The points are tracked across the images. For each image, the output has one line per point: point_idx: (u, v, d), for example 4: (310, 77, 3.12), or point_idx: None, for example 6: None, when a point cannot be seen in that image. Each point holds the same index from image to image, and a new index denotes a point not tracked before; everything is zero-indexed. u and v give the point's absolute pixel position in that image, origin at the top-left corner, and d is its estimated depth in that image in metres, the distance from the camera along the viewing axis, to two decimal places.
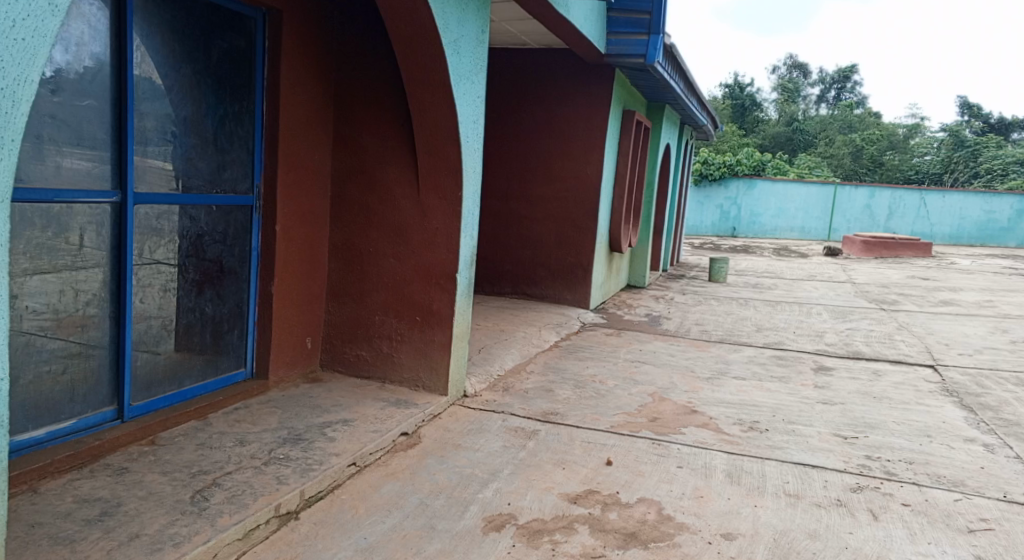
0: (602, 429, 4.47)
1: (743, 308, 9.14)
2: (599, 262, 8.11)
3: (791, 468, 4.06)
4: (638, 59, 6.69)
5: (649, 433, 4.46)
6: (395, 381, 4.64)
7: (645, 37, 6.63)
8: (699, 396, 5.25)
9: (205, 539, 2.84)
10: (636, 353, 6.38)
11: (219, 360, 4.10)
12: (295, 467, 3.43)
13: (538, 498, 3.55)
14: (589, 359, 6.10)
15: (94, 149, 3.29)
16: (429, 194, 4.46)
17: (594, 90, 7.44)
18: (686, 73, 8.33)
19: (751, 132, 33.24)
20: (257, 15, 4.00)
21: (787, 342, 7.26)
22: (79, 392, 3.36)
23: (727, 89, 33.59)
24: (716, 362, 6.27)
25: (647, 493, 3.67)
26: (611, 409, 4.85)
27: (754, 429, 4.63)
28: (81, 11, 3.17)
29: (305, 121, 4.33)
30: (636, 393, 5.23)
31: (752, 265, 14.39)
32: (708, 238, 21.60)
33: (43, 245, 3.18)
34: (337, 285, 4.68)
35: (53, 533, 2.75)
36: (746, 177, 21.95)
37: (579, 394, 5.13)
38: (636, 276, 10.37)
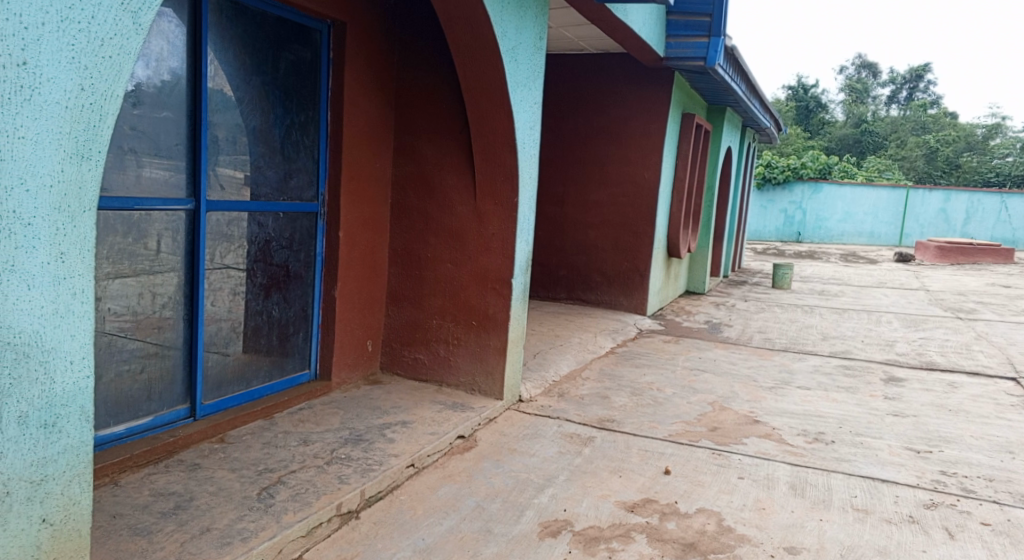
0: (660, 437, 4.48)
1: (808, 315, 8.99)
2: (657, 267, 8.08)
3: (859, 482, 4.01)
4: (698, 62, 6.67)
5: (709, 442, 4.45)
6: (451, 384, 4.72)
7: (705, 40, 6.60)
8: (761, 406, 5.21)
9: (271, 534, 2.94)
10: (695, 361, 6.35)
11: (285, 362, 4.24)
12: (356, 467, 3.53)
13: (594, 506, 3.58)
14: (647, 366, 6.10)
15: (170, 159, 3.44)
16: (486, 200, 4.54)
17: (652, 95, 7.44)
18: (749, 75, 8.24)
19: (816, 135, 32.62)
20: (322, 27, 4.14)
21: (854, 351, 7.13)
22: (155, 390, 3.52)
23: (792, 91, 33.12)
24: (779, 371, 6.20)
25: (706, 504, 3.67)
26: (668, 417, 4.85)
27: (819, 441, 4.58)
28: (161, 27, 3.32)
29: (367, 130, 4.46)
30: (695, 402, 5.21)
31: (818, 271, 14.11)
32: (771, 243, 21.28)
33: (124, 250, 3.33)
34: (396, 289, 4.80)
35: (132, 524, 2.89)
36: (811, 182, 21.60)
37: (635, 401, 5.14)
38: (696, 282, 10.30)
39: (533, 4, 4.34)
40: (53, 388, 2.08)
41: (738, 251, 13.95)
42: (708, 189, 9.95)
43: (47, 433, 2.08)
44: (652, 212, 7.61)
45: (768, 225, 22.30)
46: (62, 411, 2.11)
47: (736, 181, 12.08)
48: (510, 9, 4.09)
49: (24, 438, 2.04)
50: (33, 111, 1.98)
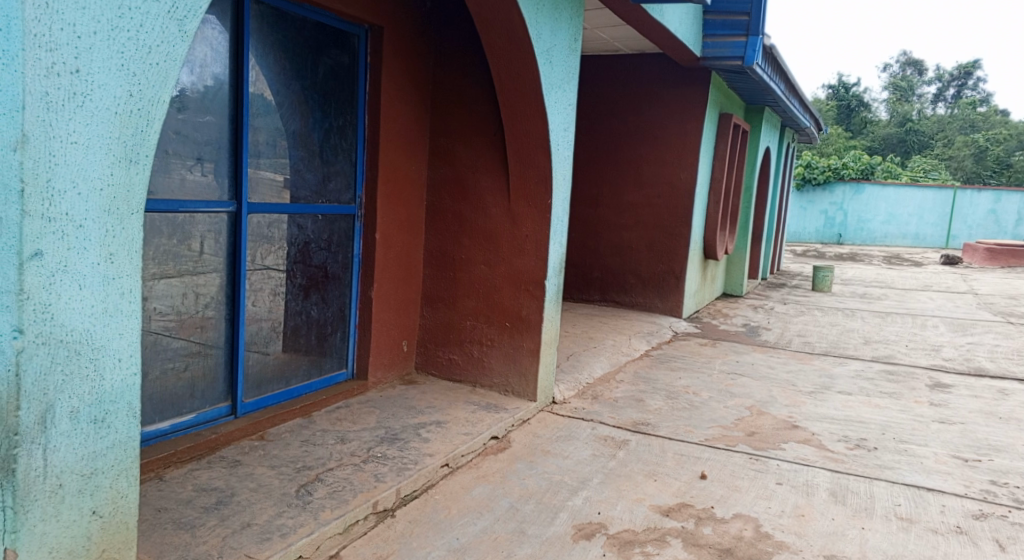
0: (696, 441, 4.47)
1: (850, 319, 8.88)
2: (694, 270, 8.05)
3: (903, 490, 3.96)
4: (736, 61, 6.63)
5: (747, 447, 4.43)
6: (485, 385, 4.76)
7: (743, 39, 6.55)
8: (800, 411, 5.17)
9: (309, 531, 2.99)
10: (732, 365, 6.31)
11: (323, 361, 4.32)
12: (392, 466, 3.58)
13: (629, 509, 3.59)
14: (682, 370, 6.08)
15: (213, 162, 3.52)
16: (520, 202, 4.57)
17: (688, 95, 7.42)
18: (789, 74, 8.18)
19: (859, 134, 32.12)
20: (360, 32, 4.21)
21: (898, 356, 7.03)
22: (198, 388, 3.61)
23: (833, 90, 32.77)
24: (819, 376, 6.14)
25: (743, 509, 3.66)
26: (705, 421, 4.84)
27: (861, 447, 4.53)
28: (205, 35, 3.39)
29: (403, 133, 4.52)
30: (732, 406, 5.19)
31: (860, 274, 13.94)
32: (811, 245, 21.05)
33: (169, 252, 3.40)
34: (431, 290, 4.85)
35: (176, 518, 2.97)
36: (853, 182, 21.27)
37: (670, 405, 5.13)
38: (733, 285, 10.23)
39: (569, 5, 4.37)
40: (102, 385, 2.14)
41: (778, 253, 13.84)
42: (745, 190, 9.89)
43: (96, 428, 2.14)
44: (687, 214, 7.58)
45: (808, 227, 22.02)
46: (111, 407, 2.17)
47: (774, 181, 12.00)
48: (545, 12, 4.11)
49: (76, 433, 2.10)
50: (85, 117, 2.03)
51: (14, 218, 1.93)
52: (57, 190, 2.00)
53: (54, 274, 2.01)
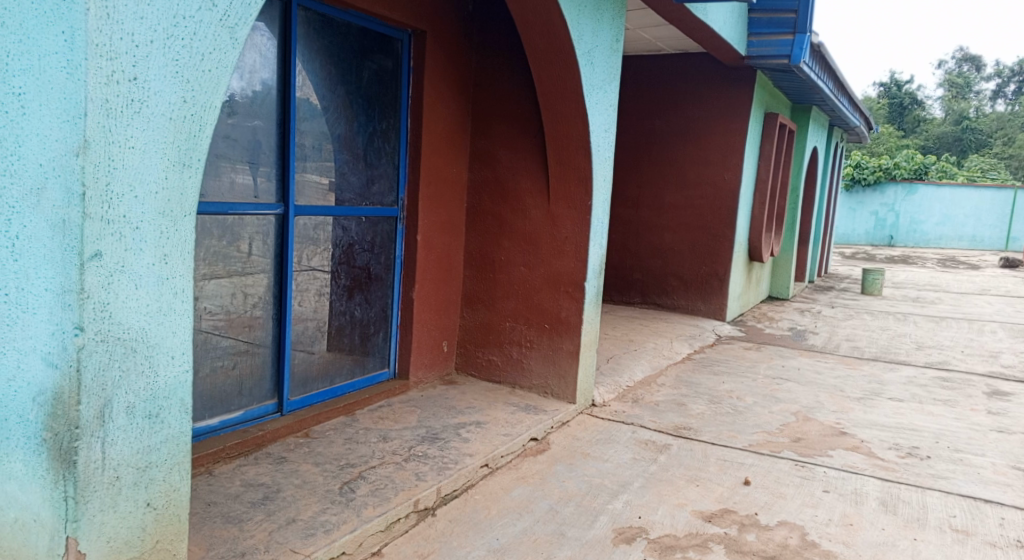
0: (739, 447, 4.44)
1: (901, 323, 8.72)
2: (738, 272, 7.98)
3: (958, 501, 3.89)
4: (783, 59, 6.56)
5: (792, 453, 4.39)
6: (525, 386, 4.79)
7: (790, 37, 6.49)
8: (849, 418, 5.11)
9: (351, 527, 3.04)
10: (778, 370, 6.25)
11: (366, 361, 4.39)
12: (432, 465, 3.63)
13: (670, 514, 3.58)
14: (725, 374, 6.04)
15: (262, 165, 3.61)
16: (560, 204, 4.59)
17: (731, 94, 7.38)
18: (837, 72, 8.06)
19: (910, 133, 31.74)
20: (403, 36, 4.28)
21: (954, 362, 6.89)
22: (246, 386, 3.70)
23: (884, 89, 32.70)
24: (870, 381, 6.05)
25: (788, 516, 3.63)
26: (749, 427, 4.80)
27: (913, 456, 4.47)
28: (254, 42, 3.48)
29: (445, 136, 4.58)
30: (777, 412, 5.14)
31: (914, 277, 13.69)
32: (861, 247, 20.77)
33: (219, 253, 3.48)
34: (471, 292, 4.90)
35: (225, 512, 3.05)
36: (905, 182, 20.84)
37: (714, 410, 5.10)
38: (780, 287, 10.12)
39: (611, 6, 4.38)
40: (156, 381, 2.22)
41: (826, 255, 13.70)
42: (792, 190, 9.79)
43: (151, 423, 2.22)
44: (731, 215, 7.52)
45: (858, 229, 21.67)
46: (164, 403, 2.25)
47: (822, 182, 11.87)
48: (586, 12, 4.13)
49: (131, 427, 2.17)
50: (141, 123, 2.10)
51: (75, 221, 2.00)
52: (115, 194, 2.07)
53: (112, 274, 2.08)
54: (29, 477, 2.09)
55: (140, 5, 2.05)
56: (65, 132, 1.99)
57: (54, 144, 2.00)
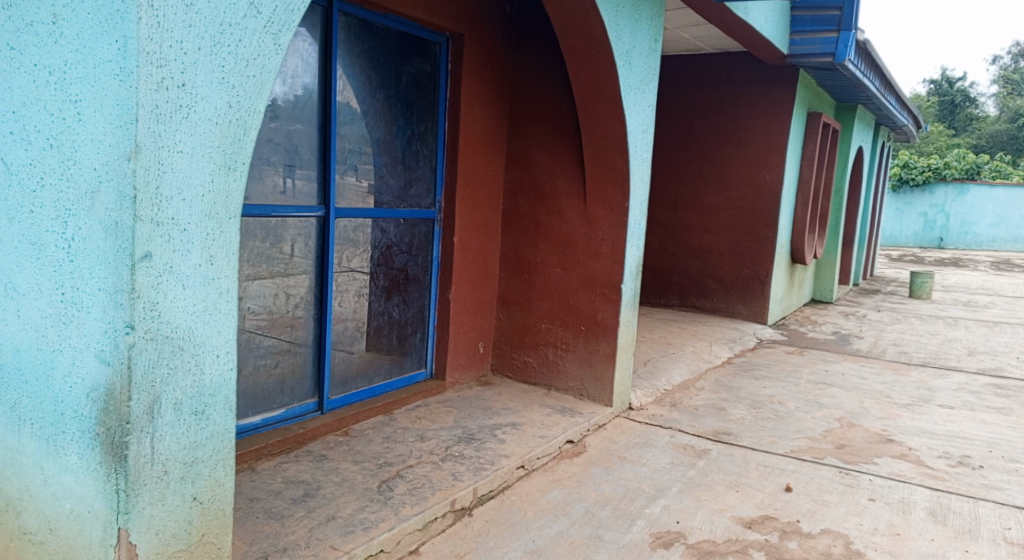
0: (781, 452, 4.41)
1: (951, 328, 8.56)
2: (779, 274, 7.91)
3: (1012, 513, 3.82)
4: (826, 57, 6.51)
5: (836, 460, 4.35)
6: (560, 388, 4.80)
7: (834, 35, 6.44)
8: (896, 424, 5.04)
9: (390, 526, 3.08)
10: (821, 375, 6.18)
11: (404, 361, 4.44)
12: (469, 466, 3.66)
13: (709, 519, 3.58)
14: (766, 378, 5.98)
15: (304, 168, 3.68)
16: (596, 205, 4.60)
17: (773, 94, 7.33)
18: (883, 70, 7.95)
19: (963, 131, 31.36)
20: (442, 40, 4.33)
21: (1007, 369, 6.74)
22: (287, 384, 3.77)
23: (933, 85, 32.67)
24: (918, 388, 5.96)
25: (832, 524, 3.60)
26: (791, 432, 4.76)
27: (964, 465, 4.40)
28: (297, 48, 3.55)
29: (482, 139, 4.62)
30: (820, 417, 5.09)
31: (966, 280, 13.45)
32: (909, 249, 20.47)
33: (262, 254, 3.56)
34: (507, 293, 4.93)
35: (267, 508, 3.11)
36: (956, 183, 20.40)
37: (754, 415, 5.07)
38: (823, 290, 10.00)
39: (649, 6, 4.38)
40: (202, 379, 2.28)
41: (872, 256, 13.52)
42: (836, 191, 9.67)
43: (197, 420, 2.28)
44: (772, 216, 7.46)
45: (905, 230, 21.37)
46: (210, 400, 2.31)
47: (868, 183, 11.70)
48: (624, 13, 4.14)
49: (179, 423, 2.24)
50: (189, 127, 2.16)
51: (127, 223, 2.06)
52: (164, 197, 2.12)
53: (161, 274, 2.14)
54: (83, 470, 2.15)
55: (189, 13, 2.11)
56: (118, 137, 2.05)
57: (107, 148, 2.07)
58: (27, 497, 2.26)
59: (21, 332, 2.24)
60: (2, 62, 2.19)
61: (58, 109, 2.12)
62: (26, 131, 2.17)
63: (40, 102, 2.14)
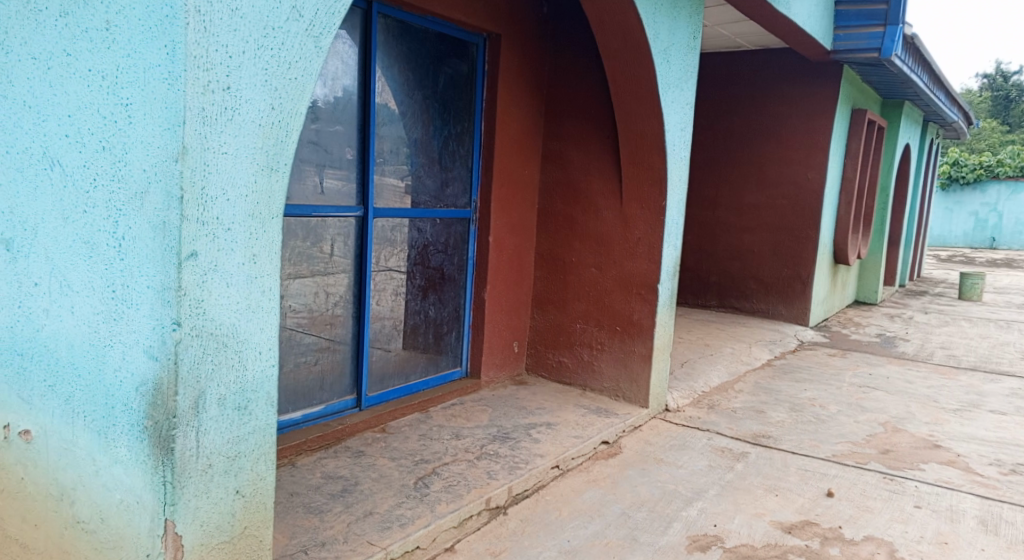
0: (821, 457, 4.37)
1: (1002, 332, 8.38)
2: (821, 275, 7.82)
3: None
4: (873, 53, 6.40)
5: (880, 465, 4.30)
6: (595, 389, 4.81)
7: (880, 29, 6.31)
8: (944, 430, 4.97)
9: (426, 522, 3.12)
10: (864, 378, 6.10)
11: (439, 359, 4.49)
12: (504, 464, 3.69)
13: (747, 523, 3.56)
14: (807, 381, 5.93)
15: (343, 169, 3.73)
16: (632, 205, 4.60)
17: (815, 92, 7.25)
18: (932, 66, 7.79)
19: (1016, 127, 30.70)
20: (479, 41, 4.36)
21: None
22: (327, 381, 3.83)
23: (987, 79, 32.08)
24: (968, 393, 5.85)
25: (875, 531, 3.56)
26: (832, 436, 4.72)
27: (1015, 473, 4.31)
28: (337, 50, 3.60)
29: (517, 139, 4.64)
30: (863, 422, 5.03)
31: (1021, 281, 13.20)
32: (959, 249, 20.15)
33: (302, 253, 3.62)
34: (542, 293, 4.95)
35: (307, 503, 3.17)
36: (1009, 182, 19.74)
37: (795, 418, 5.03)
38: (867, 291, 9.87)
39: (688, 3, 4.37)
40: (245, 375, 2.34)
41: (919, 256, 13.33)
42: (881, 191, 9.54)
43: (240, 415, 2.33)
44: (814, 216, 7.37)
45: (955, 230, 21.07)
46: (252, 395, 2.36)
47: (915, 182, 11.54)
48: (663, 11, 4.13)
49: (223, 418, 2.29)
50: (234, 129, 2.21)
51: (174, 222, 2.12)
52: (210, 197, 2.18)
53: (207, 273, 2.19)
54: (132, 462, 2.22)
55: (234, 17, 2.16)
56: (166, 139, 2.11)
57: (156, 150, 2.13)
58: (79, 487, 2.33)
59: (73, 328, 2.31)
60: (58, 67, 2.26)
61: (110, 112, 2.19)
62: (80, 134, 2.24)
63: (93, 106, 2.21)
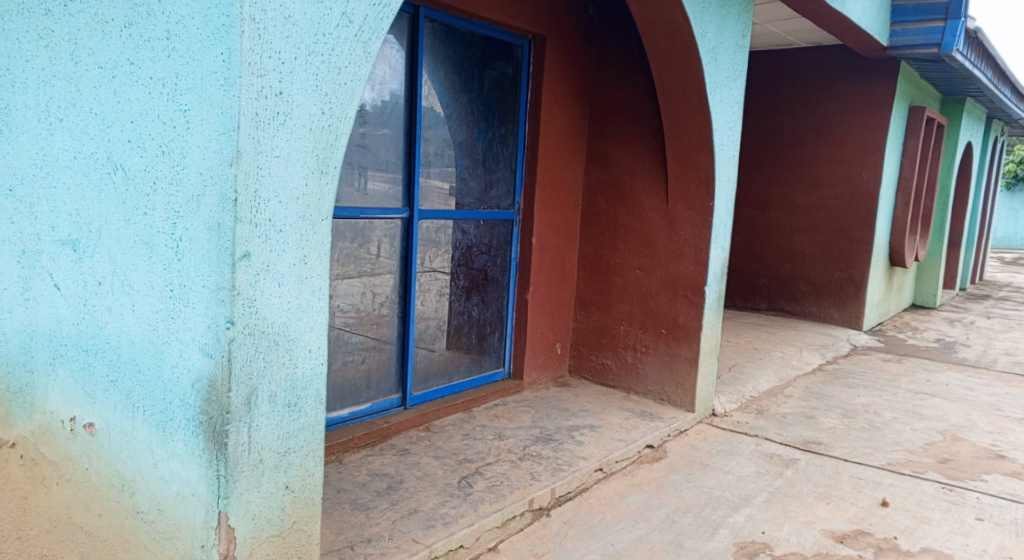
0: (875, 465, 4.31)
1: None
2: (876, 279, 7.68)
3: None
4: (932, 48, 6.26)
5: (938, 475, 4.22)
6: (640, 392, 4.80)
7: (942, 23, 6.14)
8: (1007, 440, 4.85)
9: (470, 521, 3.16)
10: (922, 385, 5.98)
11: (483, 360, 4.53)
12: (547, 466, 3.71)
13: (797, 532, 3.53)
14: (860, 387, 5.84)
15: (389, 172, 3.79)
16: (678, 206, 4.59)
17: (869, 91, 7.14)
18: (997, 60, 7.57)
19: None
20: (524, 43, 4.39)
21: None
22: (373, 380, 3.90)
23: None
24: None
25: (932, 543, 3.51)
26: (887, 444, 4.64)
27: None
28: (385, 54, 3.67)
29: (562, 140, 4.66)
30: (921, 430, 4.94)
31: None
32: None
33: (350, 254, 3.68)
34: (586, 294, 4.96)
35: (353, 499, 3.23)
36: None
37: (847, 424, 4.96)
38: (925, 295, 9.68)
39: (738, 1, 4.34)
40: (295, 372, 2.40)
41: (983, 259, 13.03)
42: (941, 190, 9.34)
43: (290, 411, 2.40)
44: (868, 217, 7.24)
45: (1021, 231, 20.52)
46: (302, 393, 2.42)
47: (979, 180, 11.26)
48: (711, 9, 4.12)
49: (274, 414, 2.35)
50: (286, 134, 2.27)
51: (228, 224, 2.18)
52: (262, 200, 2.24)
53: (259, 273, 2.26)
54: (189, 456, 2.29)
55: (287, 24, 2.22)
56: (221, 143, 2.18)
57: (212, 154, 2.19)
58: (139, 479, 2.42)
59: (134, 326, 2.39)
60: (121, 76, 2.35)
61: (169, 118, 2.26)
62: (141, 139, 2.32)
63: (154, 112, 2.29)
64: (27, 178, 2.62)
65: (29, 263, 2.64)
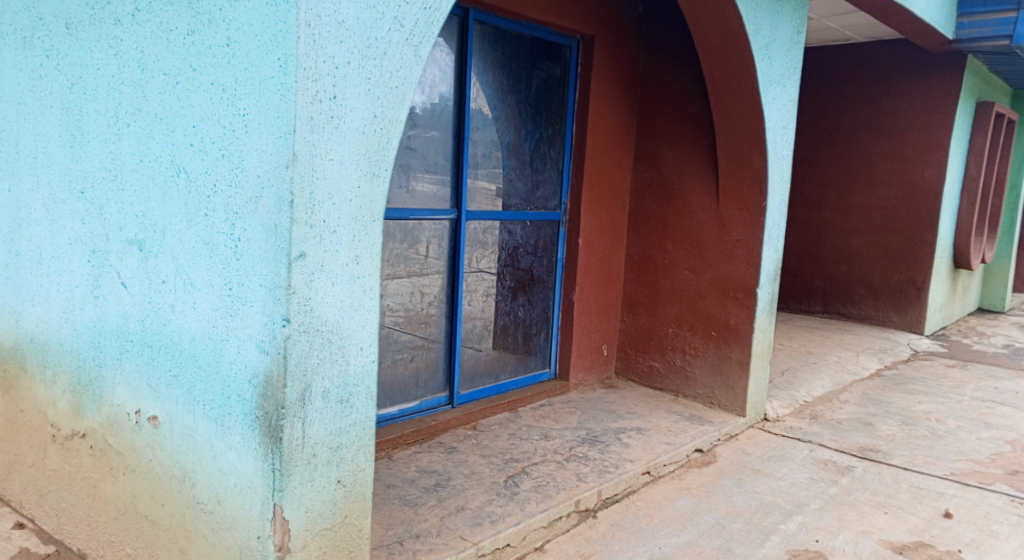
0: (937, 474, 4.23)
1: None
2: (939, 282, 7.52)
3: None
4: (1003, 40, 6.03)
5: (1005, 487, 4.13)
6: (688, 395, 4.78)
7: (1013, 14, 5.92)
8: None
9: (516, 520, 3.19)
10: (987, 392, 5.83)
11: (529, 360, 4.55)
12: (593, 467, 3.72)
13: (853, 541, 3.48)
14: (922, 393, 5.72)
15: (439, 174, 3.85)
16: (729, 206, 4.56)
17: (928, 88, 7.00)
18: None
19: None
20: (573, 43, 4.41)
21: None
22: (422, 378, 3.96)
23: None
24: None
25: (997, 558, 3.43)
26: (950, 453, 4.55)
27: None
28: (435, 57, 3.73)
29: (610, 141, 4.67)
30: (987, 439, 4.83)
31: None
32: None
33: (400, 254, 3.75)
34: (633, 296, 4.96)
35: (402, 495, 3.29)
36: None
37: (907, 432, 4.87)
38: (993, 298, 9.43)
39: None
40: (348, 369, 2.45)
41: None
42: (1010, 189, 9.07)
43: (342, 407, 2.45)
44: (928, 219, 7.09)
45: None
46: (354, 389, 2.48)
47: None
48: (764, 6, 4.08)
49: (327, 410, 2.41)
50: (340, 137, 2.33)
51: (285, 224, 2.25)
52: (317, 201, 2.30)
53: (314, 272, 2.31)
54: (246, 450, 2.37)
55: (341, 30, 2.28)
56: (278, 146, 2.24)
57: (269, 157, 2.26)
58: (199, 470, 2.50)
59: (195, 323, 2.47)
60: (184, 82, 2.43)
61: (229, 122, 2.34)
62: (202, 143, 2.40)
63: (214, 116, 2.37)
64: (97, 181, 2.73)
65: (99, 262, 2.76)
